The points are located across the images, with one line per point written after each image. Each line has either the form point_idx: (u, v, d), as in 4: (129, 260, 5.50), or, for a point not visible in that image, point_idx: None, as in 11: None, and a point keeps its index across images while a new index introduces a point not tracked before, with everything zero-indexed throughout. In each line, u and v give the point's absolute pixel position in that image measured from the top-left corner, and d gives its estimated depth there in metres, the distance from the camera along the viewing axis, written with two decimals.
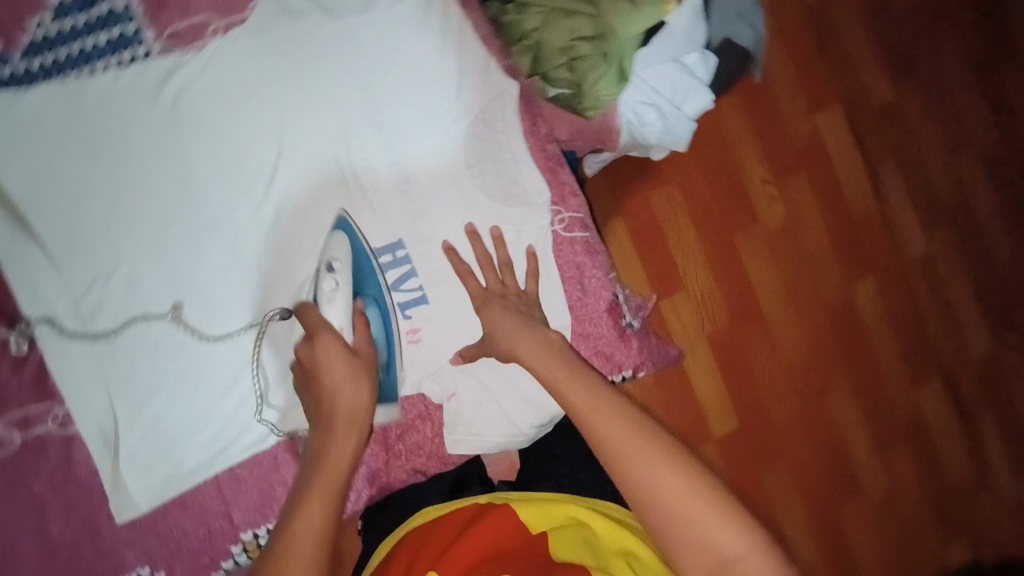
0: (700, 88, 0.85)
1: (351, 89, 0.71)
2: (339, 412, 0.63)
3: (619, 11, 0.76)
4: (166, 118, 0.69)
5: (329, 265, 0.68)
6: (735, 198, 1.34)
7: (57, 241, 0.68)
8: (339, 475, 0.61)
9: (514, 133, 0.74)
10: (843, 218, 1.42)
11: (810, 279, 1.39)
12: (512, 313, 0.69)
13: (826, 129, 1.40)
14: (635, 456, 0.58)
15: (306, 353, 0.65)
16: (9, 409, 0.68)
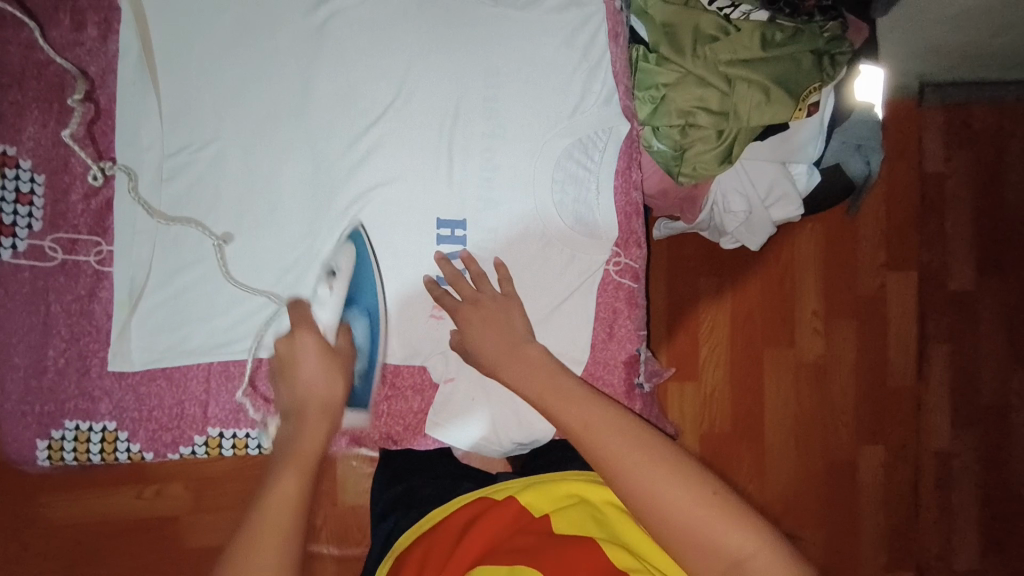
0: (794, 198, 0.86)
1: (480, 74, 0.74)
2: (311, 402, 0.64)
3: (750, 99, 0.76)
4: (314, 35, 0.73)
5: (331, 273, 0.72)
6: (778, 317, 1.34)
7: (169, 98, 0.72)
8: (311, 455, 0.60)
9: (607, 169, 0.75)
10: (877, 384, 1.40)
11: (819, 422, 1.38)
12: (490, 333, 0.68)
13: (891, 288, 1.39)
14: (630, 459, 0.55)
15: (286, 347, 0.67)
16: (64, 228, 0.72)
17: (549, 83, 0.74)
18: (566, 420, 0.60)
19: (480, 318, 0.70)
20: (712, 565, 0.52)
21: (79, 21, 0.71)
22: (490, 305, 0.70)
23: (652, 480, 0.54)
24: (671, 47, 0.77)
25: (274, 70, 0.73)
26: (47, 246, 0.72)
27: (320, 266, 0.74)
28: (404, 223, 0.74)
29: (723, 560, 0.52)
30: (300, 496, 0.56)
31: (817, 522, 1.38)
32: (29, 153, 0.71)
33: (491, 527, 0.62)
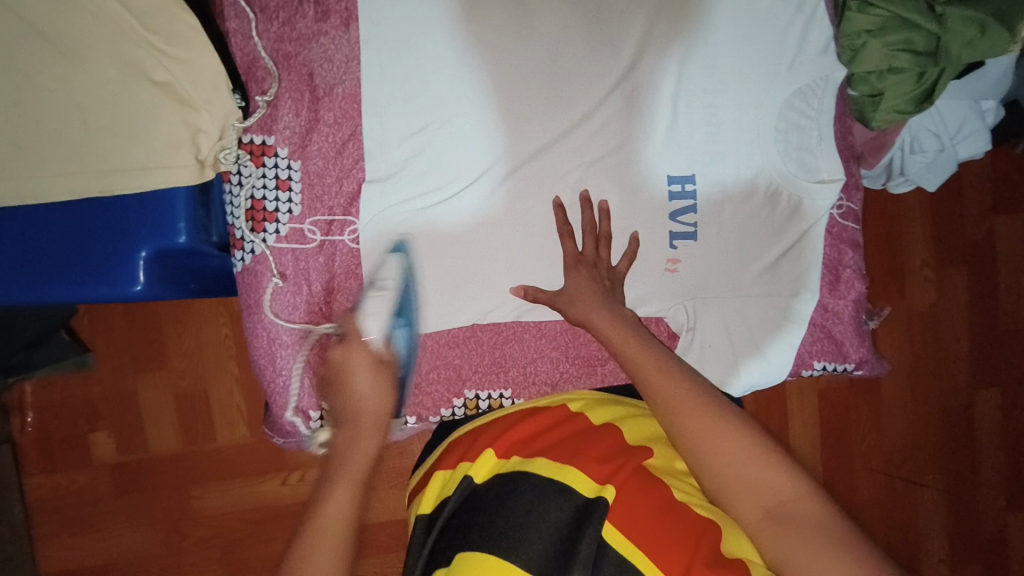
0: (982, 132, 0.89)
1: (695, 36, 0.77)
2: (362, 415, 0.65)
3: (963, 37, 0.77)
4: (523, 2, 0.75)
5: (378, 283, 0.76)
6: (900, 264, 1.36)
7: (402, 85, 0.76)
8: (360, 471, 0.62)
9: (827, 115, 0.78)
10: (987, 325, 1.41)
11: (938, 365, 1.39)
12: (593, 292, 0.73)
13: (1002, 232, 1.39)
14: (688, 410, 0.57)
15: (338, 356, 0.68)
16: (320, 210, 0.77)
17: (768, 35, 0.77)
18: (641, 366, 0.62)
19: (588, 276, 0.74)
20: (747, 506, 0.53)
21: (321, 12, 0.75)
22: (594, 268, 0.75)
23: (707, 431, 0.55)
24: None
25: (491, 47, 0.76)
26: (306, 229, 0.77)
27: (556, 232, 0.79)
28: (622, 184, 0.78)
29: (764, 500, 0.52)
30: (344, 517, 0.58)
31: (938, 463, 1.41)
32: (285, 142, 0.75)
33: (537, 424, 0.67)
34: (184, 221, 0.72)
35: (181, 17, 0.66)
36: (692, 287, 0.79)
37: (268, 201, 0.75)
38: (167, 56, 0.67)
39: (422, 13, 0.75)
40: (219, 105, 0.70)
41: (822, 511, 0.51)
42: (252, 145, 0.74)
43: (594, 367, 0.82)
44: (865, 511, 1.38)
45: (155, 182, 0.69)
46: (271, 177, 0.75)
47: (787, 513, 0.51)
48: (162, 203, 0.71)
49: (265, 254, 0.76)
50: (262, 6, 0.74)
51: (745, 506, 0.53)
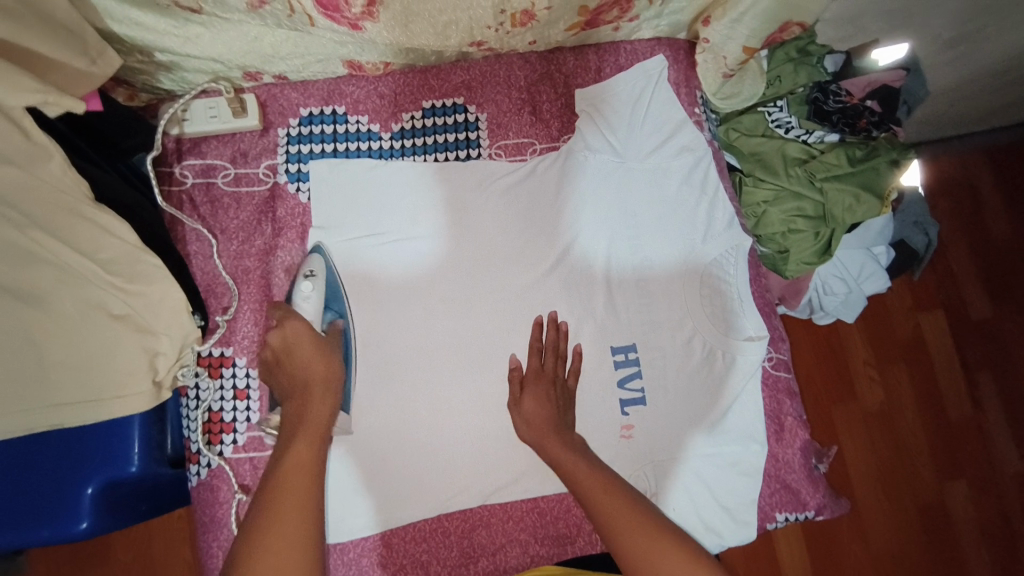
0: (878, 273, 1.00)
1: (619, 219, 0.86)
2: (312, 382, 0.68)
3: (843, 202, 0.89)
4: (464, 204, 0.84)
5: (307, 273, 0.76)
6: (841, 370, 1.44)
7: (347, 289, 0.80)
8: (320, 426, 0.64)
9: (743, 278, 0.87)
10: (934, 415, 1.43)
11: (901, 467, 1.41)
12: (545, 407, 0.73)
13: (929, 330, 1.45)
14: (626, 523, 0.59)
15: (277, 338, 0.70)
16: (277, 417, 0.77)
17: (680, 215, 0.87)
18: (584, 485, 0.65)
19: (543, 389, 0.75)
20: None
21: (278, 229, 0.81)
22: (549, 383, 0.75)
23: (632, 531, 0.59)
24: (765, 170, 0.93)
25: (435, 244, 0.83)
26: (264, 435, 0.76)
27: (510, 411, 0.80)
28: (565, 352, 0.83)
29: None
30: (312, 465, 0.60)
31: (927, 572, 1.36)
32: (244, 351, 0.78)
33: None
34: (137, 450, 0.70)
35: (142, 257, 0.69)
36: (648, 451, 0.81)
37: (225, 411, 0.77)
38: (125, 291, 0.69)
39: (370, 221, 0.82)
40: (177, 329, 0.72)
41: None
42: (211, 357, 0.77)
43: (565, 547, 0.80)
44: None
45: (109, 412, 0.69)
46: (229, 387, 0.77)
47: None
48: (116, 433, 0.70)
49: (222, 465, 0.76)
50: (221, 228, 0.80)
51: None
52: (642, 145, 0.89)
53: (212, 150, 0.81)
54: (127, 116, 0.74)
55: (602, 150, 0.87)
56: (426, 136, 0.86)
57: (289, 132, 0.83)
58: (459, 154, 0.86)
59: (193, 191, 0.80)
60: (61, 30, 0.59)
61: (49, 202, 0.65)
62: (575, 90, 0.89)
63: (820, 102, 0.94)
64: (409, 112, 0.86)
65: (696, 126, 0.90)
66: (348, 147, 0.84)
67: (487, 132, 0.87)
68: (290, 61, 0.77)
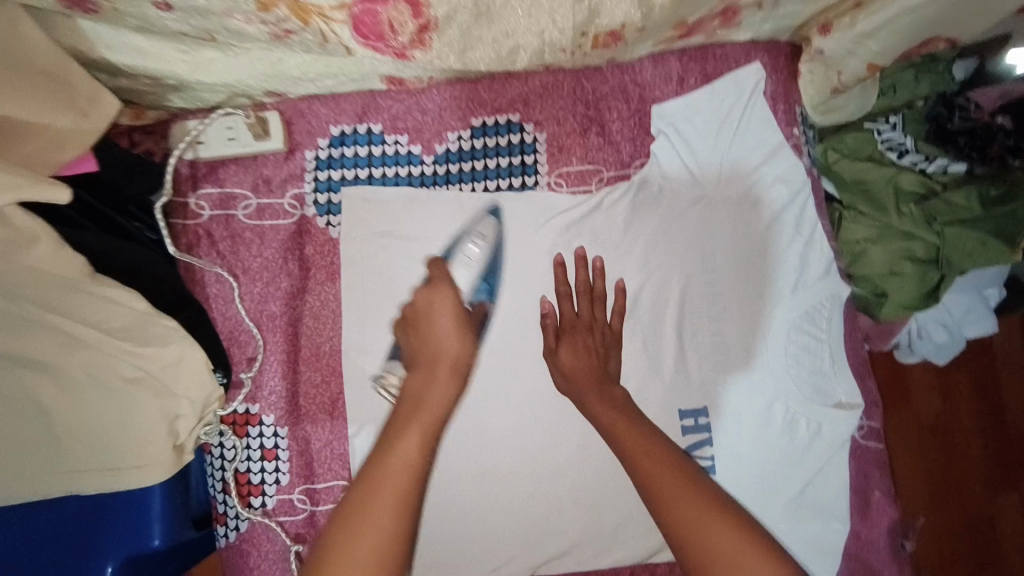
0: (986, 318, 0.88)
1: (694, 261, 0.75)
2: (442, 359, 0.63)
3: (965, 248, 0.75)
4: (517, 241, 0.73)
5: (476, 235, 0.71)
6: None
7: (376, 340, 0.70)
8: (435, 410, 0.58)
9: (837, 335, 0.75)
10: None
11: None
12: (585, 359, 0.68)
13: None
14: (683, 494, 0.53)
15: (424, 299, 0.68)
16: (313, 478, 0.70)
17: (767, 258, 0.75)
18: (605, 420, 0.64)
19: (583, 338, 0.69)
20: None
21: (307, 268, 0.71)
22: (591, 332, 0.70)
23: (667, 487, 0.54)
24: (871, 204, 0.79)
25: (484, 289, 0.73)
26: (296, 499, 0.70)
27: (563, 477, 0.73)
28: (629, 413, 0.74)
29: None
30: (417, 467, 0.52)
31: None
32: (272, 408, 0.70)
33: None
34: (158, 522, 0.64)
35: (157, 321, 0.62)
36: None
37: (253, 472, 0.70)
38: (138, 356, 0.62)
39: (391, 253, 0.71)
40: (196, 391, 0.65)
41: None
42: (236, 414, 0.70)
43: None
44: None
45: (127, 483, 0.63)
46: (255, 447, 0.70)
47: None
48: (136, 503, 0.64)
49: (249, 529, 0.71)
50: (244, 267, 0.71)
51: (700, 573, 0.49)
52: (728, 174, 0.75)
53: (232, 177, 0.71)
54: (129, 159, 0.64)
55: (680, 180, 0.75)
56: (475, 159, 0.74)
57: (318, 155, 0.72)
58: (512, 182, 0.74)
59: (210, 225, 0.71)
60: (49, 80, 0.53)
61: (48, 281, 0.57)
62: (650, 105, 0.75)
63: (943, 119, 0.79)
64: (457, 131, 0.74)
65: (793, 151, 0.76)
66: (385, 172, 0.73)
67: (546, 156, 0.74)
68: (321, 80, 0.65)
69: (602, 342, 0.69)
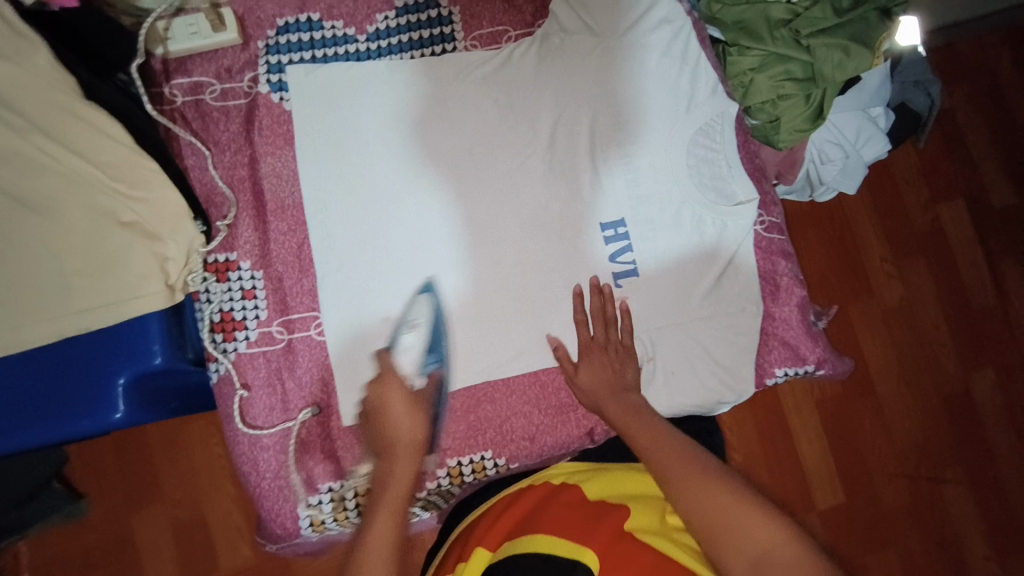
0: (879, 136, 0.98)
1: (599, 100, 0.86)
2: (397, 443, 0.73)
3: (833, 59, 0.87)
4: (443, 100, 0.86)
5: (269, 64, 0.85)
6: (854, 269, 1.42)
7: (331, 189, 0.84)
8: (400, 498, 0.69)
9: (730, 145, 0.86)
10: (959, 300, 1.44)
11: (923, 358, 1.42)
12: (602, 375, 0.78)
13: (948, 221, 1.46)
14: (675, 461, 0.65)
15: (375, 396, 0.76)
16: (293, 309, 0.82)
17: (662, 86, 0.87)
18: (587, 388, 0.79)
19: (600, 360, 0.79)
20: (734, 561, 0.56)
21: (267, 136, 0.84)
22: (605, 351, 0.80)
23: (668, 461, 0.65)
24: (750, 37, 0.90)
25: (427, 144, 0.85)
26: (275, 330, 0.82)
27: (506, 292, 0.83)
28: (559, 231, 0.85)
29: (748, 548, 0.56)
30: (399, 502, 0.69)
31: (955, 456, 1.40)
32: (247, 255, 0.82)
33: (510, 515, 0.72)
34: (158, 341, 0.76)
35: (139, 160, 0.74)
36: (642, 320, 0.83)
37: (235, 311, 0.82)
38: (129, 197, 0.74)
39: (376, 134, 0.85)
40: (183, 233, 0.77)
41: (805, 557, 0.54)
42: (217, 263, 0.82)
43: (568, 414, 0.84)
44: (895, 516, 1.37)
45: (128, 310, 0.74)
46: (237, 290, 0.82)
47: (771, 561, 0.54)
48: (138, 331, 0.75)
49: (238, 360, 0.81)
50: (214, 141, 0.83)
51: (727, 555, 0.57)
52: (619, 21, 0.88)
53: (197, 67, 0.84)
54: (109, 24, 0.75)
55: (578, 33, 0.87)
56: (401, 34, 0.87)
57: (268, 43, 0.85)
58: (435, 49, 0.87)
59: (183, 109, 0.83)
60: None
61: (45, 104, 0.70)
62: None
63: None
64: (383, 13, 0.87)
65: None
66: (326, 52, 0.86)
67: (462, 24, 0.87)
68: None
69: (614, 357, 0.79)
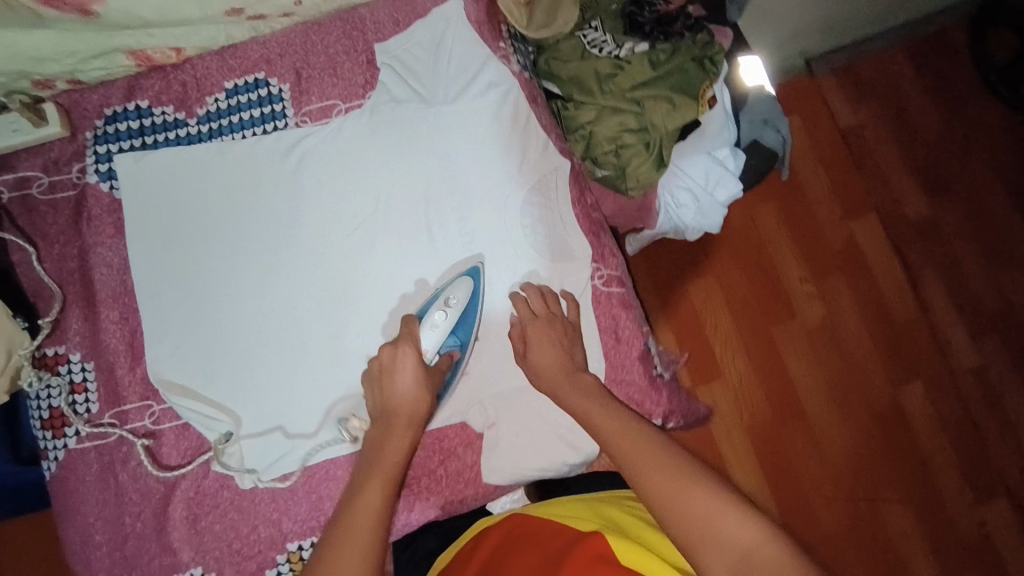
0: (730, 179, 0.98)
1: (434, 164, 0.87)
2: (401, 408, 0.73)
3: (660, 110, 0.89)
4: (277, 175, 0.86)
5: (96, 155, 0.85)
6: (770, 290, 1.36)
7: (161, 274, 0.83)
8: (391, 473, 0.69)
9: (565, 201, 0.86)
10: (884, 316, 1.37)
11: (851, 379, 1.34)
12: (554, 351, 0.77)
13: (863, 236, 1.40)
14: (658, 468, 0.65)
15: (388, 356, 0.76)
16: (127, 400, 0.80)
17: (493, 148, 0.87)
18: (539, 370, 0.77)
19: (547, 333, 0.78)
20: (722, 562, 0.58)
21: (95, 226, 0.83)
22: (551, 325, 0.79)
23: (649, 468, 0.65)
24: (583, 92, 0.92)
25: (265, 216, 0.85)
26: (106, 424, 0.79)
27: (351, 361, 0.83)
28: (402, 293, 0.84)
29: (731, 552, 0.59)
30: (378, 515, 0.66)
31: (894, 481, 1.30)
32: (77, 347, 0.81)
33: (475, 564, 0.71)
34: None
35: None
36: (486, 385, 0.82)
37: (66, 406, 0.79)
38: None
39: (216, 213, 0.85)
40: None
41: (783, 556, 0.57)
42: (45, 357, 0.80)
43: (411, 487, 0.82)
44: (836, 548, 1.27)
45: None
46: (73, 381, 0.80)
47: (753, 561, 0.57)
48: None
49: (69, 457, 0.79)
50: (43, 234, 0.83)
51: (712, 560, 0.59)
52: (448, 88, 0.89)
53: (24, 163, 0.84)
54: None
55: (407, 100, 0.88)
56: (231, 115, 0.87)
57: (96, 133, 0.85)
58: (266, 128, 0.87)
59: (10, 205, 0.83)
60: None
61: None
62: (374, 45, 0.90)
63: (635, 15, 0.93)
64: (213, 95, 0.87)
65: (501, 60, 0.90)
66: (156, 138, 0.86)
67: (292, 100, 0.88)
68: (60, 61, 0.81)
69: (563, 333, 0.79)
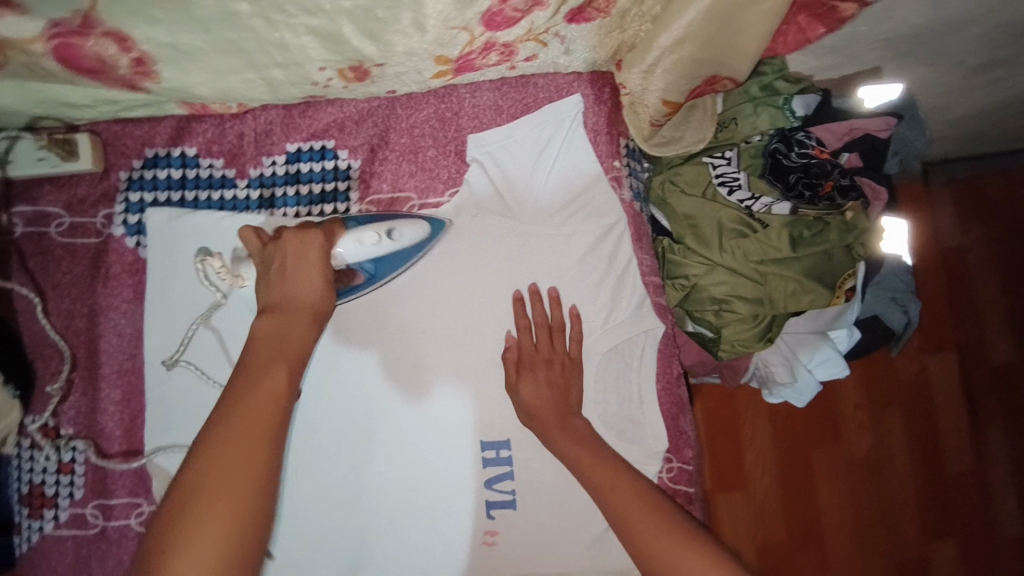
0: (837, 359, 0.85)
1: (504, 288, 0.74)
2: (296, 299, 0.58)
3: (784, 288, 0.75)
4: None
5: (127, 203, 0.74)
6: (821, 409, 1.14)
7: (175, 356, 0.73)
8: (295, 350, 0.56)
9: (648, 373, 0.74)
10: (933, 464, 1.15)
11: (883, 522, 1.13)
12: (548, 395, 0.69)
13: (936, 374, 1.16)
14: (654, 527, 0.57)
15: (292, 245, 0.61)
16: (116, 494, 0.72)
17: (578, 288, 0.74)
18: (528, 398, 0.69)
19: (543, 370, 0.70)
20: None
21: (113, 288, 0.73)
22: (551, 365, 0.71)
23: (645, 528, 0.57)
24: (696, 239, 0.77)
25: None
26: (89, 514, 0.72)
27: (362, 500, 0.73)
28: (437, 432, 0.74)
29: None
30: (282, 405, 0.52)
31: None
32: (71, 423, 0.73)
33: None
34: None
35: None
36: (512, 563, 0.72)
37: (48, 485, 0.72)
38: None
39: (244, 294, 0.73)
40: None
41: None
42: (41, 429, 0.72)
43: None
44: None
45: None
46: (59, 456, 0.72)
47: None
48: None
49: (42, 543, 0.71)
50: (52, 284, 0.73)
51: None
52: (541, 201, 0.74)
53: (46, 196, 0.73)
54: None
55: (490, 208, 0.74)
56: (286, 184, 0.74)
57: (131, 175, 0.73)
58: (324, 208, 0.74)
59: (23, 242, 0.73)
60: None
61: None
62: (467, 134, 0.75)
63: (780, 154, 0.78)
64: (272, 156, 0.74)
65: (612, 184, 0.75)
66: (198, 195, 0.74)
67: (359, 183, 0.75)
68: (96, 107, 0.68)
69: (561, 373, 0.71)
